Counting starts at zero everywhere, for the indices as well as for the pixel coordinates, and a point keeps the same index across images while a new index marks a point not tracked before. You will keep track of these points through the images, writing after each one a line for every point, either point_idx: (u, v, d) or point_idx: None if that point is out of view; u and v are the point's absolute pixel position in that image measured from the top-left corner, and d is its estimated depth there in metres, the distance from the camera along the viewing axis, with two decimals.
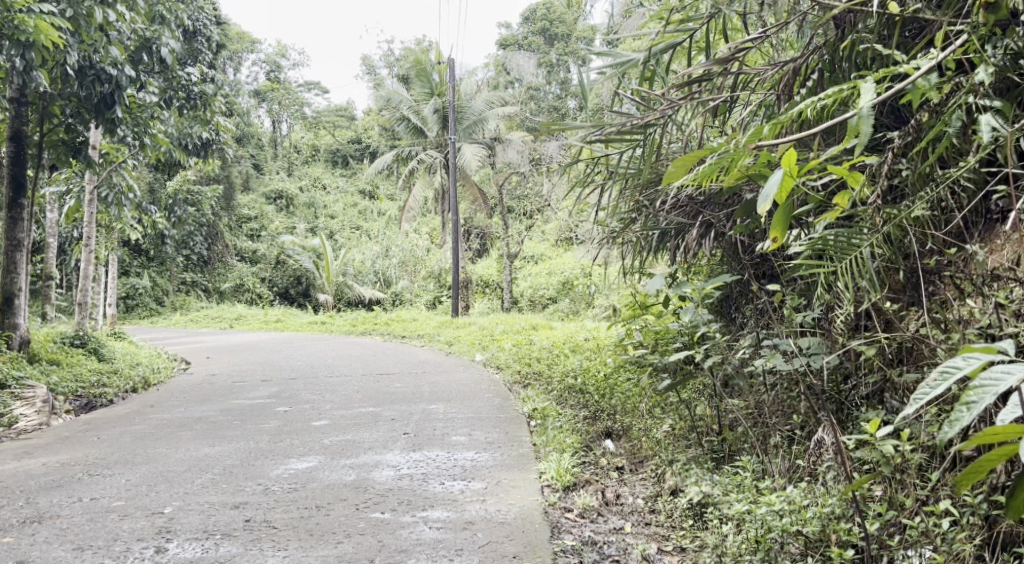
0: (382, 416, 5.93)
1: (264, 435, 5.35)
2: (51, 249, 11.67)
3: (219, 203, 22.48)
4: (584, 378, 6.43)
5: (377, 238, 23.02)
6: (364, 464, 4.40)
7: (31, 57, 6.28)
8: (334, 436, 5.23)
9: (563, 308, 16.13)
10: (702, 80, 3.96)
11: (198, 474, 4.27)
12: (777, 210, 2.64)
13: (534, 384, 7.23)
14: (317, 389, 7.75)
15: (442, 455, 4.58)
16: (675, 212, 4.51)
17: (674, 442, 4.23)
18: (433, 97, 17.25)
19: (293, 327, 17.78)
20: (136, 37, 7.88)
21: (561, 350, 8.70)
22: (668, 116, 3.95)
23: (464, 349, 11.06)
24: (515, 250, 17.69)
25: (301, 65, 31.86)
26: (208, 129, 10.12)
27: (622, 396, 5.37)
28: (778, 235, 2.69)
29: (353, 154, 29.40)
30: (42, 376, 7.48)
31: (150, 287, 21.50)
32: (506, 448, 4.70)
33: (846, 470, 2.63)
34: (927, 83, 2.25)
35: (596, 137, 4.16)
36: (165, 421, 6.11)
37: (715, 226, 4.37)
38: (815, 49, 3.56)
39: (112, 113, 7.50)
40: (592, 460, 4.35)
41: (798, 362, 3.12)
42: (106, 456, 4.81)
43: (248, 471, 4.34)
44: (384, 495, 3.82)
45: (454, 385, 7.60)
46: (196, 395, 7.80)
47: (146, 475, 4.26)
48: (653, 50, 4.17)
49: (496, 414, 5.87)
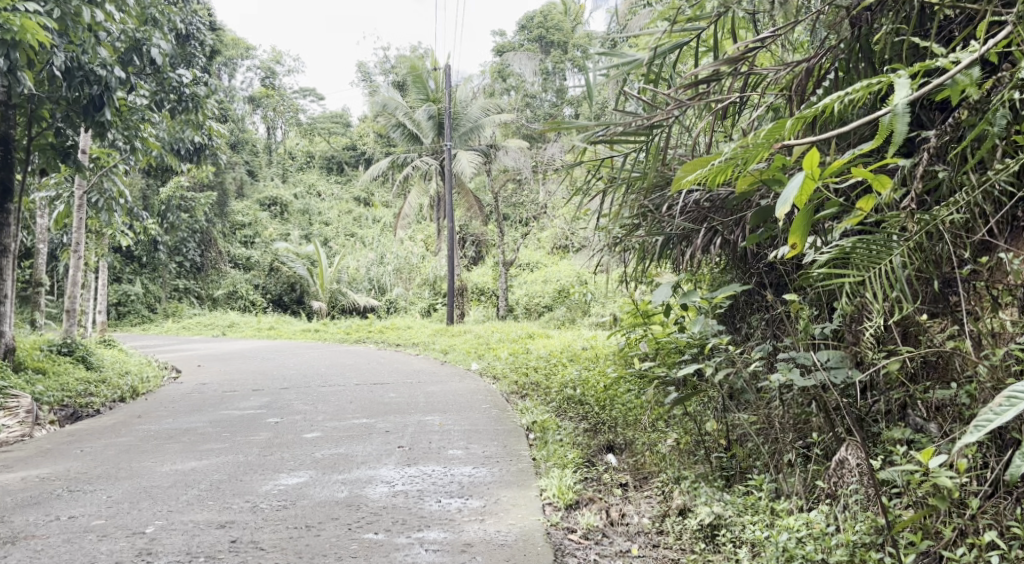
0: (376, 428, 5.74)
1: (253, 448, 5.16)
2: (41, 255, 11.44)
3: (212, 210, 22.29)
4: (585, 389, 6.23)
5: (372, 245, 22.80)
6: (357, 480, 4.23)
7: (17, 57, 6.08)
8: (326, 449, 5.04)
9: (559, 316, 15.97)
10: (710, 81, 3.84)
11: (184, 491, 4.08)
12: (797, 213, 2.51)
13: (532, 394, 7.04)
14: (309, 399, 7.56)
15: (439, 470, 4.41)
16: (682, 218, 4.36)
17: (680, 458, 4.08)
18: (428, 103, 17.13)
19: (287, 335, 17.55)
20: (125, 38, 7.67)
21: (559, 360, 8.50)
22: (675, 119, 3.84)
23: (459, 358, 10.84)
24: (512, 258, 17.50)
25: (296, 71, 31.68)
26: (202, 133, 9.96)
27: (624, 408, 5.23)
28: (798, 241, 2.59)
29: (348, 162, 29.11)
30: (27, 384, 7.27)
31: (143, 294, 21.23)
32: (505, 463, 4.53)
33: (883, 498, 2.46)
34: (968, 79, 2.10)
35: (600, 138, 4.06)
36: (152, 432, 5.92)
37: (722, 233, 4.24)
38: (830, 49, 3.44)
39: (101, 115, 7.32)
40: (595, 477, 4.17)
41: (819, 376, 2.96)
42: (89, 470, 4.62)
43: (236, 487, 4.15)
44: (378, 514, 3.64)
45: (449, 396, 7.40)
46: (185, 404, 7.61)
47: (128, 492, 4.07)
48: (658, 50, 4.05)
49: (494, 426, 5.70)
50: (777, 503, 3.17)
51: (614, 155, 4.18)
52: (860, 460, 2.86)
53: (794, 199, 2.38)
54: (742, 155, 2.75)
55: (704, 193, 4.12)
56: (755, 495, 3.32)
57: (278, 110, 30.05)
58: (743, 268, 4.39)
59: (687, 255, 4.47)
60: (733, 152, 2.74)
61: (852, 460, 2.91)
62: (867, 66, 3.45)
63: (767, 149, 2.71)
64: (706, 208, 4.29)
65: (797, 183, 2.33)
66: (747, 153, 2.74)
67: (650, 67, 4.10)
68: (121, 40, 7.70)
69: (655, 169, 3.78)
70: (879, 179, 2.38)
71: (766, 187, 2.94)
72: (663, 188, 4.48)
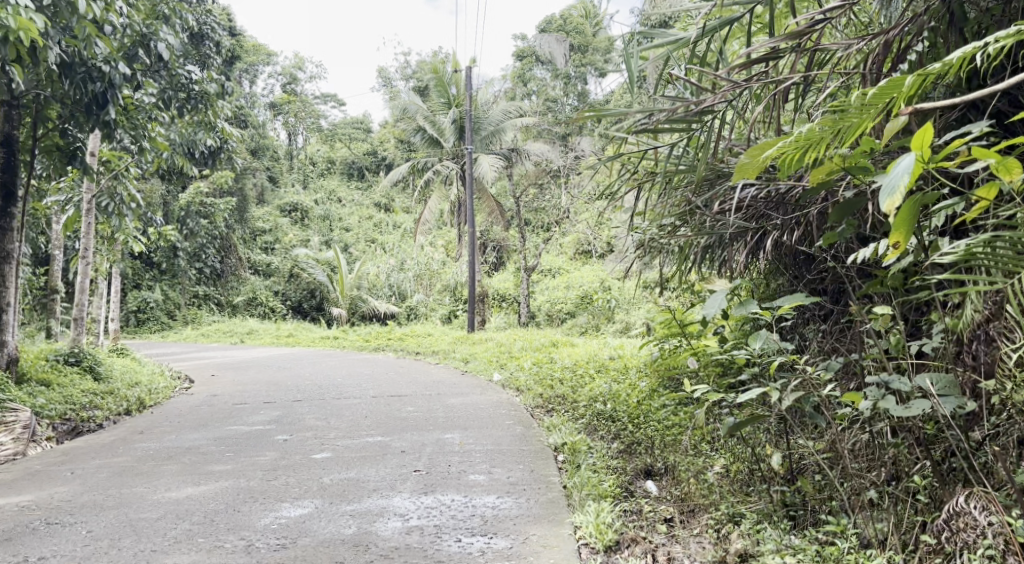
0: (391, 448, 5.28)
1: (256, 471, 4.71)
2: (55, 262, 11.10)
3: (233, 215, 21.92)
4: (617, 405, 5.72)
5: (393, 250, 22.39)
6: (368, 512, 3.76)
7: (8, 54, 5.65)
8: (336, 473, 4.58)
9: (581, 323, 15.43)
10: (767, 60, 3.31)
11: (173, 524, 3.65)
12: (904, 206, 2.06)
13: (559, 409, 6.52)
14: (323, 414, 7.11)
15: (459, 500, 3.93)
16: (737, 216, 3.92)
17: (733, 491, 3.60)
18: (451, 107, 16.71)
19: (306, 342, 17.18)
20: (131, 32, 7.20)
21: (586, 370, 7.99)
22: (727, 104, 3.40)
23: (480, 368, 10.32)
24: (534, 263, 16.92)
25: (318, 78, 31.43)
26: (215, 136, 9.65)
27: (662, 430, 4.76)
28: (901, 240, 2.12)
29: (369, 167, 28.94)
30: (28, 397, 6.89)
31: (162, 301, 21.09)
32: (532, 492, 4.04)
33: None
34: None
35: (642, 127, 3.59)
36: (151, 451, 5.50)
37: (779, 233, 3.82)
38: (913, 19, 2.94)
39: (105, 115, 6.90)
40: (635, 510, 3.67)
41: (920, 406, 2.55)
42: (74, 497, 4.19)
43: (231, 520, 3.70)
44: (389, 557, 3.18)
45: (470, 410, 6.93)
46: (192, 419, 7.18)
47: (111, 526, 3.64)
48: (704, 30, 3.53)
49: (518, 445, 5.23)
50: (866, 557, 2.69)
51: (656, 145, 3.72)
52: (996, 520, 2.42)
53: (905, 179, 1.93)
54: (838, 127, 2.50)
55: (764, 187, 3.67)
56: (835, 545, 2.83)
57: (300, 116, 29.76)
58: (800, 274, 4.13)
59: (738, 257, 4.09)
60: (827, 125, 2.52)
61: (975, 515, 2.49)
62: (956, 37, 2.99)
63: (867, 119, 2.43)
64: (763, 205, 3.85)
65: (914, 158, 1.91)
66: (845, 123, 2.48)
67: (695, 48, 3.60)
68: (125, 35, 7.24)
69: (705, 162, 3.32)
70: (1008, 163, 1.94)
71: (851, 175, 2.61)
72: (714, 182, 4.05)
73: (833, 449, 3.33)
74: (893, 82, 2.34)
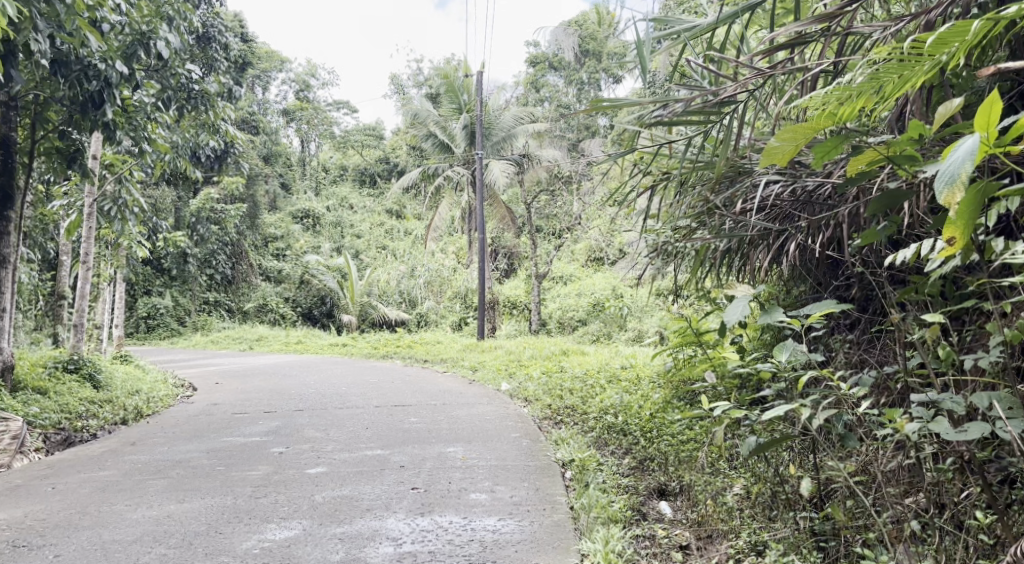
0: (390, 462, 5.00)
1: (245, 488, 4.44)
2: (62, 266, 10.85)
3: (244, 222, 21.76)
4: (629, 418, 5.39)
5: (403, 258, 22.14)
6: (358, 536, 3.47)
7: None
8: (330, 491, 4.30)
9: (593, 331, 15.13)
10: (792, 46, 3.01)
11: (148, 549, 3.39)
12: (968, 200, 1.81)
13: (567, 422, 6.22)
14: (323, 425, 6.83)
15: (457, 522, 3.64)
16: (760, 217, 3.66)
17: (753, 517, 3.32)
18: (462, 113, 16.47)
19: (314, 349, 16.93)
20: (129, 31, 6.88)
21: (597, 380, 7.67)
22: (749, 95, 3.11)
23: (488, 377, 10.01)
24: (546, 270, 16.49)
25: (331, 85, 31.27)
26: (218, 139, 9.36)
27: (675, 444, 4.46)
28: (959, 239, 1.88)
29: (381, 174, 28.76)
30: (21, 406, 6.67)
31: (172, 307, 20.83)
32: (536, 514, 3.73)
33: None
34: None
35: (657, 119, 3.29)
36: (140, 464, 5.24)
37: (803, 237, 3.56)
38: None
39: (99, 115, 6.62)
40: (648, 536, 3.41)
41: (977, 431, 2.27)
42: (50, 516, 3.93)
43: (210, 543, 3.43)
44: None
45: (475, 422, 6.63)
46: (188, 429, 6.91)
47: (81, 550, 3.39)
48: (722, 15, 3.23)
49: (523, 460, 4.93)
50: None
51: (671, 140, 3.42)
52: None
53: (967, 165, 1.73)
54: (882, 80, 2.41)
55: (789, 184, 3.41)
56: None
57: (313, 123, 29.58)
58: (823, 281, 3.87)
59: (760, 262, 3.82)
60: (871, 78, 2.43)
61: None
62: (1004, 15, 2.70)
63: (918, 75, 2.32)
64: (788, 205, 3.59)
65: (978, 139, 1.71)
66: (891, 76, 2.39)
67: (714, 34, 3.27)
68: (123, 35, 6.87)
69: (725, 157, 3.01)
70: None
71: (893, 165, 2.34)
72: (732, 179, 3.77)
73: (867, 473, 3.03)
74: (959, 27, 2.19)
